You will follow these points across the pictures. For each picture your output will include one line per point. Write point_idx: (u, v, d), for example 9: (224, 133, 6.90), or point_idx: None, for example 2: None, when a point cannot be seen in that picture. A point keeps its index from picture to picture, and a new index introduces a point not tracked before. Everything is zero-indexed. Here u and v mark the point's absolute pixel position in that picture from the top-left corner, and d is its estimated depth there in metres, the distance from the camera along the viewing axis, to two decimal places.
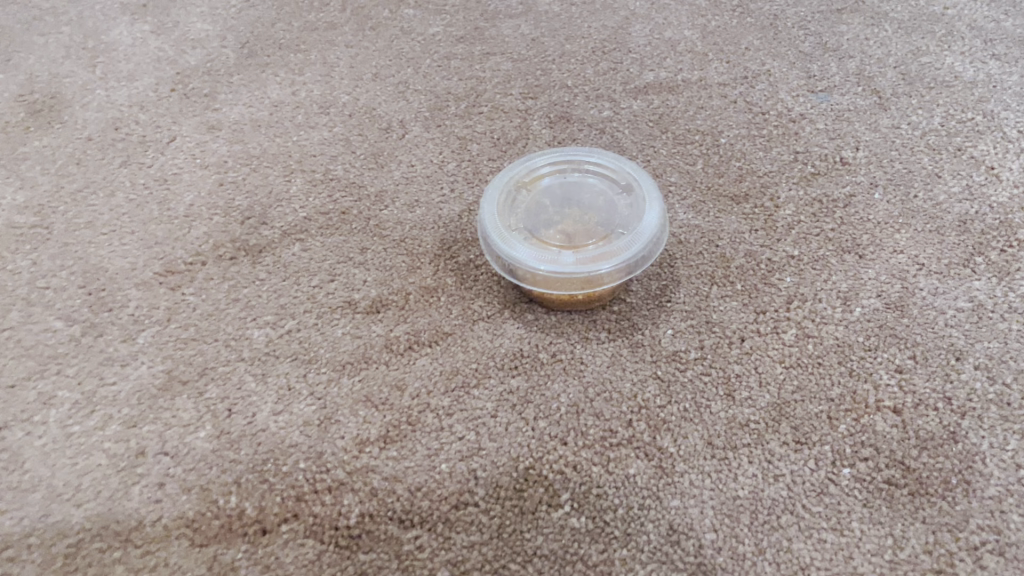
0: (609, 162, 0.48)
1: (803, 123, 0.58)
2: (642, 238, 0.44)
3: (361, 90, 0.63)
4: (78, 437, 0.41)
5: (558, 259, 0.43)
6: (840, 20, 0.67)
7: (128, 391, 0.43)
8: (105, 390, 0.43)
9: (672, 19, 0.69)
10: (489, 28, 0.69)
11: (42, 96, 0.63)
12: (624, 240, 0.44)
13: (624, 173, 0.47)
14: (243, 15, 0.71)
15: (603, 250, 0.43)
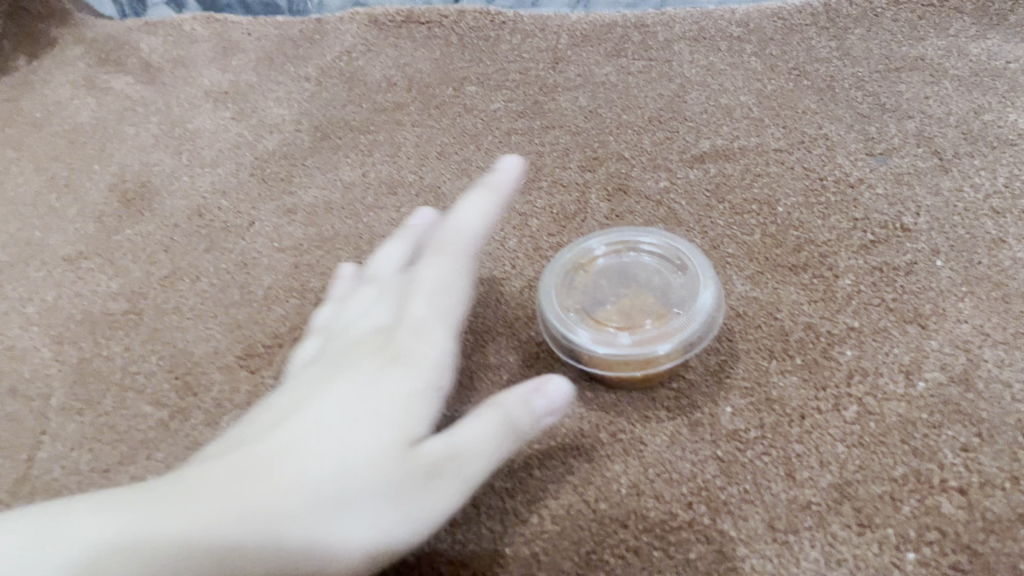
0: (662, 241, 0.49)
1: (862, 188, 0.58)
2: (697, 320, 0.44)
3: (426, 169, 0.65)
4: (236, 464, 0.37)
5: (614, 340, 0.44)
6: (899, 79, 0.67)
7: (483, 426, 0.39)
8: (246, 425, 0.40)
9: (728, 84, 0.70)
10: (548, 102, 0.71)
11: (133, 185, 0.68)
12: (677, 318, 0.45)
13: (676, 249, 0.48)
14: (316, 99, 0.75)
15: (659, 329, 0.44)
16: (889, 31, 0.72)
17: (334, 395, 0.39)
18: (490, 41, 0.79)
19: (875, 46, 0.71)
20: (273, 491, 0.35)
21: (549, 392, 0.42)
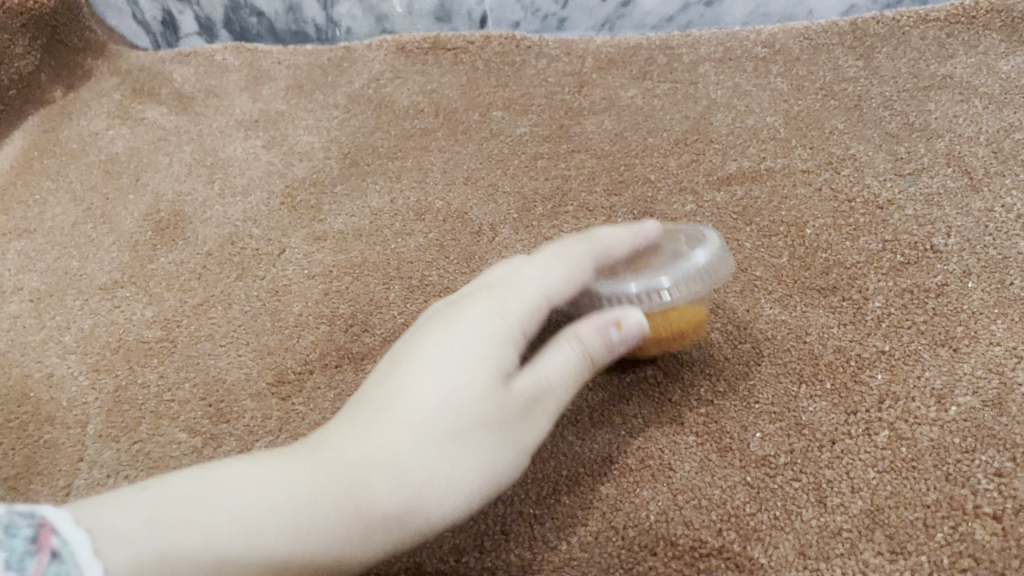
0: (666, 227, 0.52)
1: (891, 209, 0.57)
2: (697, 262, 0.46)
3: (453, 194, 0.66)
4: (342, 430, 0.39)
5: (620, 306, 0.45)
6: (927, 98, 0.67)
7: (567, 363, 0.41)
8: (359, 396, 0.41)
9: (753, 106, 0.70)
10: (574, 126, 0.72)
11: (167, 213, 0.69)
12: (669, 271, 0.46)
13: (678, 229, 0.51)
14: (345, 126, 0.76)
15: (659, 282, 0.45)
16: (917, 49, 0.72)
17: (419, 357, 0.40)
18: (517, 67, 0.80)
19: (903, 65, 0.71)
20: (370, 444, 0.37)
21: (623, 327, 0.43)
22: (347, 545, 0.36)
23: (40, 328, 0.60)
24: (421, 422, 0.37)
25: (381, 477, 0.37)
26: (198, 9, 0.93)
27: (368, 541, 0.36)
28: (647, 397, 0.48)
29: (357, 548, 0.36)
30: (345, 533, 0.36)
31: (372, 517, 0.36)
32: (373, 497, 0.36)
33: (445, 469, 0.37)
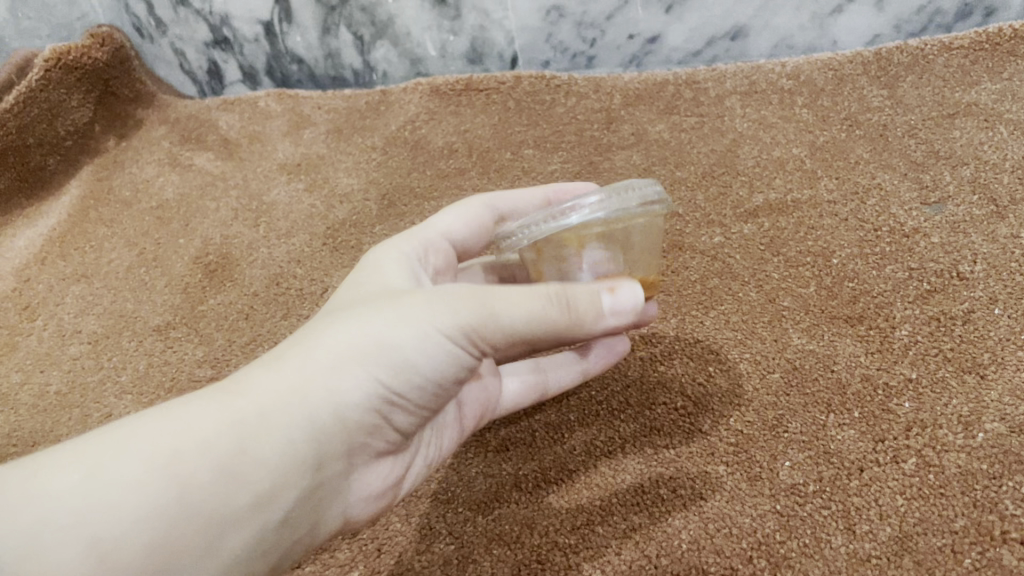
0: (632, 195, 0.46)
1: (917, 238, 0.58)
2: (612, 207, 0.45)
3: None
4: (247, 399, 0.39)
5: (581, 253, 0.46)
6: (953, 125, 0.67)
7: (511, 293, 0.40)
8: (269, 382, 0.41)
9: (780, 137, 0.72)
10: (604, 162, 0.74)
11: (215, 256, 0.72)
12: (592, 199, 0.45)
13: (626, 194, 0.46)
14: (383, 168, 0.79)
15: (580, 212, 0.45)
16: (942, 77, 0.73)
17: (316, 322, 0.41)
18: (547, 105, 0.82)
19: (928, 93, 0.72)
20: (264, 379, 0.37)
21: (616, 292, 0.42)
22: (245, 433, 0.36)
23: (98, 368, 0.63)
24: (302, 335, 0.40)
25: (271, 372, 0.38)
26: (242, 57, 0.96)
27: (269, 429, 0.36)
28: (678, 428, 0.50)
29: (260, 432, 0.36)
30: (242, 424, 0.36)
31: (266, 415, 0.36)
32: (265, 389, 0.37)
33: (335, 346, 0.38)
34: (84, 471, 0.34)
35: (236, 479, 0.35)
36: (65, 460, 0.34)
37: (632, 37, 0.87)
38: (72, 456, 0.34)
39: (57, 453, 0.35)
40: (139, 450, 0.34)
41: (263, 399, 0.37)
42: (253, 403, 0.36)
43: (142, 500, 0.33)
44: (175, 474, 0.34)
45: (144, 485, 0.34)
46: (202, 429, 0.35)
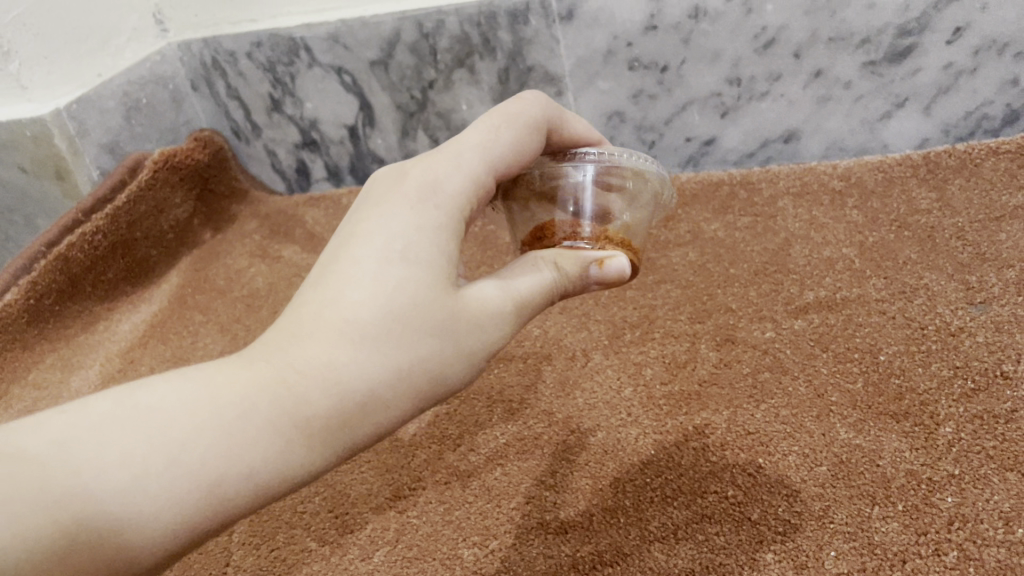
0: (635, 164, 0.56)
1: (963, 336, 0.61)
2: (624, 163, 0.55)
3: (549, 322, 0.74)
4: (261, 374, 0.41)
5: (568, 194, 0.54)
6: (1001, 227, 0.71)
7: (521, 270, 0.48)
8: (286, 330, 0.42)
9: (830, 237, 0.76)
10: (660, 258, 0.79)
11: None
12: (594, 153, 0.55)
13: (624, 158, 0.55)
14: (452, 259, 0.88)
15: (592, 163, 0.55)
16: (989, 180, 0.77)
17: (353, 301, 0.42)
18: None
19: (975, 197, 0.75)
20: (300, 382, 0.41)
21: (606, 267, 0.50)
22: (287, 459, 0.40)
23: None
24: (342, 341, 0.41)
25: (315, 387, 0.41)
26: (328, 158, 1.06)
27: (303, 450, 0.41)
28: (728, 516, 0.52)
29: (287, 446, 0.40)
30: (286, 447, 0.40)
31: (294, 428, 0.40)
32: (309, 409, 0.40)
33: (377, 380, 0.42)
34: (125, 494, 0.36)
35: (269, 487, 0.40)
36: (103, 474, 0.36)
37: (690, 140, 0.93)
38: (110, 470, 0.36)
39: (86, 453, 0.37)
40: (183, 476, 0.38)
41: (304, 423, 0.41)
42: (295, 428, 0.40)
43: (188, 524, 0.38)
44: (216, 499, 0.38)
45: (186, 515, 0.38)
46: (245, 456, 0.39)
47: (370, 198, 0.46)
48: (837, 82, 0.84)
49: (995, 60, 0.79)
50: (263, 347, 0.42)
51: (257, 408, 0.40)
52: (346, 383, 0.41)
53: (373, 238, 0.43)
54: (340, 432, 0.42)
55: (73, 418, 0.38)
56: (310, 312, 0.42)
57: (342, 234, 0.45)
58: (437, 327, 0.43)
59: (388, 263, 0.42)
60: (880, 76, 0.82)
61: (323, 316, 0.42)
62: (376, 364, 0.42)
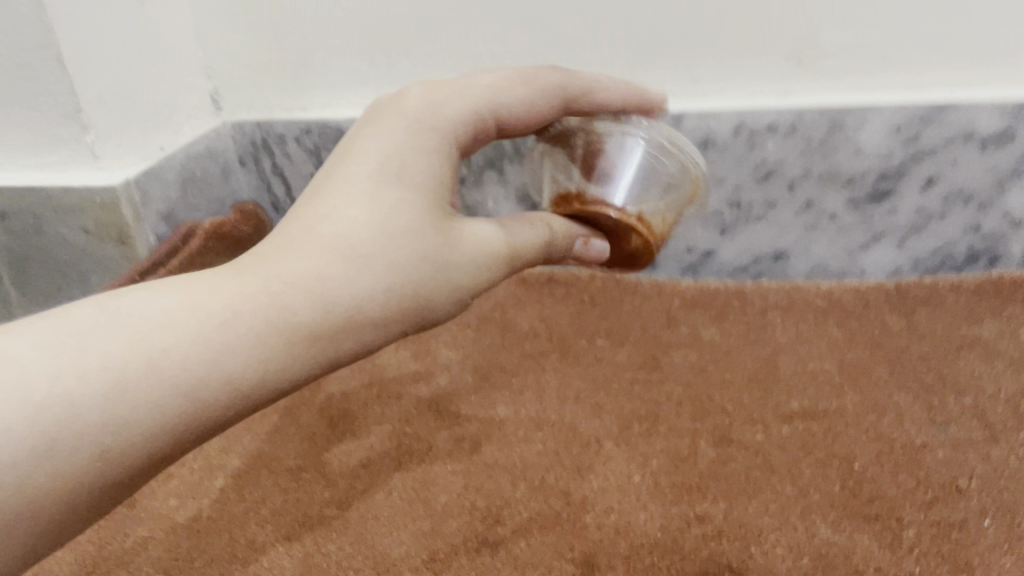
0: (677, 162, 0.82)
1: (926, 452, 0.71)
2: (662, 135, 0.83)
3: (566, 410, 0.84)
4: (167, 303, 0.57)
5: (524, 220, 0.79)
6: (959, 357, 0.83)
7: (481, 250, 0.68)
8: (254, 273, 0.61)
9: (814, 351, 0.87)
10: (665, 356, 0.90)
11: (337, 410, 0.88)
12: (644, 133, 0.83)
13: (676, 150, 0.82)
14: (476, 341, 0.97)
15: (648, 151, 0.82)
16: (952, 312, 0.89)
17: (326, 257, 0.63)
18: (619, 301, 1.00)
19: (940, 326, 0.87)
20: (237, 304, 0.59)
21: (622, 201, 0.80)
22: (233, 356, 0.57)
23: (241, 499, 0.78)
24: (335, 259, 0.64)
25: (246, 310, 0.59)
26: None
27: (218, 353, 0.57)
28: None
29: (207, 344, 0.57)
30: (233, 345, 0.58)
31: (207, 335, 0.57)
32: (230, 319, 0.58)
33: (303, 315, 0.61)
34: (119, 373, 0.52)
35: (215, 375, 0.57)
36: (92, 372, 0.51)
37: (690, 250, 1.04)
38: (116, 357, 0.52)
39: (90, 346, 0.52)
40: (162, 372, 0.54)
41: (240, 332, 0.58)
42: (234, 328, 0.58)
43: (173, 410, 0.54)
44: (174, 381, 0.54)
45: (162, 396, 0.54)
46: (210, 350, 0.56)
47: (315, 188, 0.69)
48: (824, 213, 0.96)
49: (961, 208, 0.92)
50: (233, 280, 0.60)
51: (226, 324, 0.58)
52: (245, 310, 0.59)
53: (342, 204, 0.66)
54: (290, 334, 0.61)
55: (65, 321, 0.53)
56: (277, 261, 0.62)
57: (312, 213, 0.65)
58: (428, 263, 0.68)
59: (369, 237, 0.65)
60: (863, 212, 0.95)
61: (320, 233, 0.65)
62: (273, 296, 0.61)
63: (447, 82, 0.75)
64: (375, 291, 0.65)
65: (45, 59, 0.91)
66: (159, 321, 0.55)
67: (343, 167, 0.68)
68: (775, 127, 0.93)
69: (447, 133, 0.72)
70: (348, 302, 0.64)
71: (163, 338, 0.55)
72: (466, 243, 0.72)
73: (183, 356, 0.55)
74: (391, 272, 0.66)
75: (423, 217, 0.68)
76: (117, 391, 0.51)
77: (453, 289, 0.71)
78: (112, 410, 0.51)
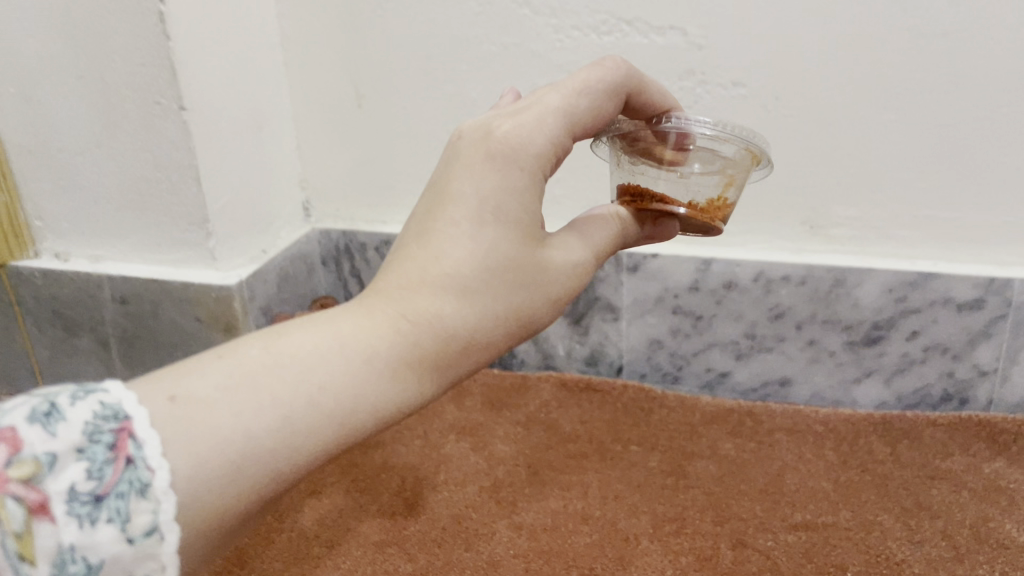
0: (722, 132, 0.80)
1: (904, 567, 0.88)
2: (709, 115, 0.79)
3: (607, 507, 1.00)
4: (347, 329, 0.57)
5: (594, 215, 0.74)
6: (932, 485, 1.00)
7: (596, 230, 0.73)
8: (393, 295, 0.60)
9: (813, 470, 1.04)
10: (689, 464, 1.07)
11: (411, 492, 1.04)
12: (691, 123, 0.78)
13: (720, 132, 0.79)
14: (526, 438, 1.14)
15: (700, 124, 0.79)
16: (929, 445, 1.07)
17: (440, 261, 0.61)
18: (647, 410, 1.18)
19: (919, 457, 1.05)
20: (405, 326, 0.59)
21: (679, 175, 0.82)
22: (399, 391, 0.57)
23: (337, 567, 0.92)
24: (449, 300, 0.60)
25: (416, 335, 0.59)
26: None
27: (412, 382, 0.59)
28: None
29: (402, 373, 0.58)
30: (401, 381, 0.58)
31: (396, 363, 0.58)
32: (418, 351, 0.59)
33: (476, 328, 0.61)
34: (281, 424, 0.51)
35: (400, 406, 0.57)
36: (220, 428, 0.49)
37: (709, 370, 1.22)
38: (247, 404, 0.50)
39: (243, 398, 0.50)
40: (322, 412, 0.53)
41: (408, 362, 0.58)
42: (408, 364, 0.58)
43: (326, 444, 0.53)
44: (361, 420, 0.55)
45: (338, 437, 0.54)
46: (340, 385, 0.54)
47: (416, 227, 0.64)
48: (825, 350, 1.15)
49: (938, 357, 1.10)
50: (374, 305, 0.59)
51: (376, 355, 0.57)
52: (412, 327, 0.59)
53: (443, 242, 0.61)
54: (427, 376, 0.60)
55: (215, 372, 0.51)
56: (412, 273, 0.61)
57: (417, 237, 0.63)
58: (528, 290, 0.64)
59: (484, 227, 0.62)
60: (858, 353, 1.13)
61: (429, 274, 0.61)
62: (422, 305, 0.60)
63: (524, 107, 0.67)
64: (508, 287, 0.63)
65: (188, 178, 1.09)
66: (298, 366, 0.54)
67: (440, 208, 0.63)
68: (788, 278, 1.12)
69: (537, 164, 0.65)
70: (483, 307, 0.61)
71: (291, 377, 0.53)
72: (555, 265, 0.67)
73: (389, 391, 0.57)
74: (512, 270, 0.63)
75: (524, 248, 0.64)
76: (267, 432, 0.50)
77: (551, 306, 0.66)
78: (274, 449, 0.50)
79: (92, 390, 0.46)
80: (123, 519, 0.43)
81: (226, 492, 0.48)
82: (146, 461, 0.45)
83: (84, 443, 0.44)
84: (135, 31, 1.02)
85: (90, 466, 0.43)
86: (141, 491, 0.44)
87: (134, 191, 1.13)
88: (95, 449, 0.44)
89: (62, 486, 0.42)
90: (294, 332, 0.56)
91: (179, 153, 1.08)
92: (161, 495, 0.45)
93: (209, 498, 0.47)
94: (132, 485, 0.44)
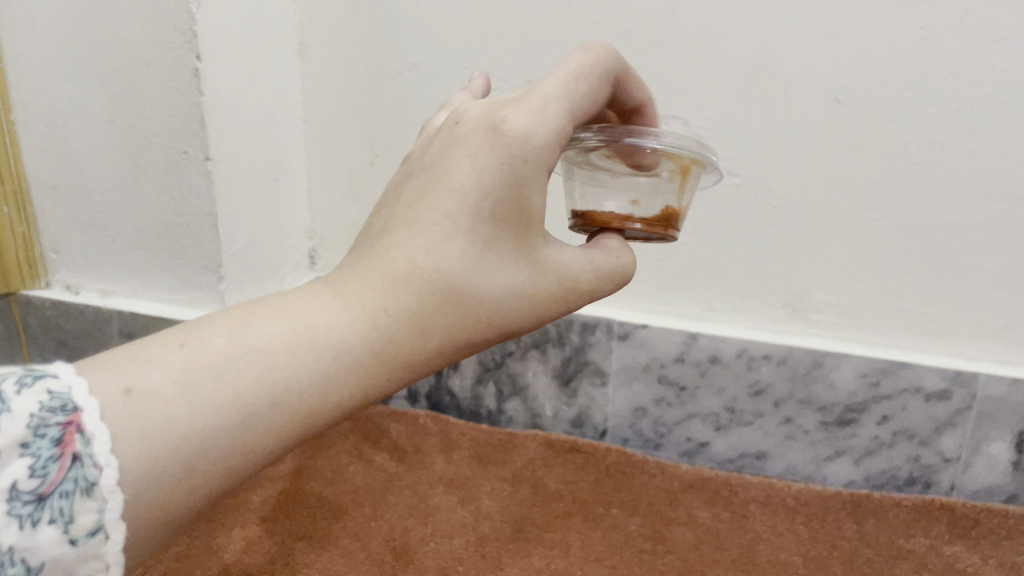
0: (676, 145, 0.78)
1: None
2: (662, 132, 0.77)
3: (588, 567, 1.03)
4: (320, 321, 0.58)
5: (596, 243, 0.73)
6: (896, 564, 1.05)
7: (597, 252, 0.72)
8: (369, 288, 0.61)
9: (784, 543, 1.09)
10: (666, 530, 1.12)
11: (398, 542, 1.07)
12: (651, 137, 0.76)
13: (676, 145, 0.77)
14: (512, 495, 1.18)
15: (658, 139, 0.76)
16: (893, 525, 1.12)
17: (418, 260, 0.61)
18: (628, 474, 1.23)
19: (884, 537, 1.10)
20: (378, 324, 0.60)
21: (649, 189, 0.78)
22: (365, 386, 0.58)
23: None
24: (427, 294, 0.61)
25: (388, 333, 0.60)
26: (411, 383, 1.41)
27: (380, 377, 0.60)
28: None
29: (370, 370, 0.59)
30: (367, 376, 0.58)
31: (364, 361, 0.58)
32: (387, 348, 0.60)
33: (449, 330, 0.62)
34: (239, 421, 0.52)
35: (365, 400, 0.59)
36: (175, 423, 0.50)
37: (689, 439, 1.27)
38: (206, 398, 0.52)
39: (205, 392, 0.52)
40: (284, 408, 0.54)
41: (377, 359, 0.59)
42: (377, 361, 0.59)
43: (284, 438, 0.55)
44: (323, 413, 0.56)
45: (298, 430, 0.55)
46: (307, 380, 0.55)
47: (406, 212, 0.64)
48: (800, 428, 1.21)
49: (906, 442, 1.17)
50: (351, 297, 0.60)
51: (347, 351, 0.58)
52: (384, 325, 0.60)
53: (432, 235, 0.61)
54: (396, 371, 0.60)
55: (184, 360, 0.53)
56: (392, 266, 0.61)
57: (403, 225, 0.63)
58: (512, 293, 0.65)
59: (467, 230, 0.61)
60: (831, 433, 1.19)
61: (414, 268, 0.61)
62: (394, 304, 0.60)
63: (527, 95, 0.64)
64: (486, 291, 0.63)
65: (205, 224, 1.14)
66: (265, 359, 0.55)
67: (430, 200, 0.62)
68: (770, 357, 1.18)
69: (539, 161, 0.62)
70: (455, 312, 0.62)
71: (256, 372, 0.54)
72: (546, 266, 0.67)
73: (354, 387, 0.58)
74: (492, 275, 0.63)
75: (514, 249, 0.64)
76: (222, 429, 0.51)
77: (533, 308, 0.67)
78: (229, 444, 0.52)
79: (40, 379, 0.49)
80: (66, 519, 0.45)
81: (184, 486, 0.50)
82: (93, 459, 0.47)
83: (29, 438, 0.46)
84: (169, 85, 1.08)
85: (35, 463, 0.45)
86: (85, 490, 0.46)
87: (151, 234, 1.18)
88: (41, 444, 0.46)
89: (4, 483, 0.44)
90: (271, 319, 0.57)
91: (199, 201, 1.12)
92: (107, 494, 0.47)
93: (161, 497, 0.49)
94: (78, 483, 0.46)
